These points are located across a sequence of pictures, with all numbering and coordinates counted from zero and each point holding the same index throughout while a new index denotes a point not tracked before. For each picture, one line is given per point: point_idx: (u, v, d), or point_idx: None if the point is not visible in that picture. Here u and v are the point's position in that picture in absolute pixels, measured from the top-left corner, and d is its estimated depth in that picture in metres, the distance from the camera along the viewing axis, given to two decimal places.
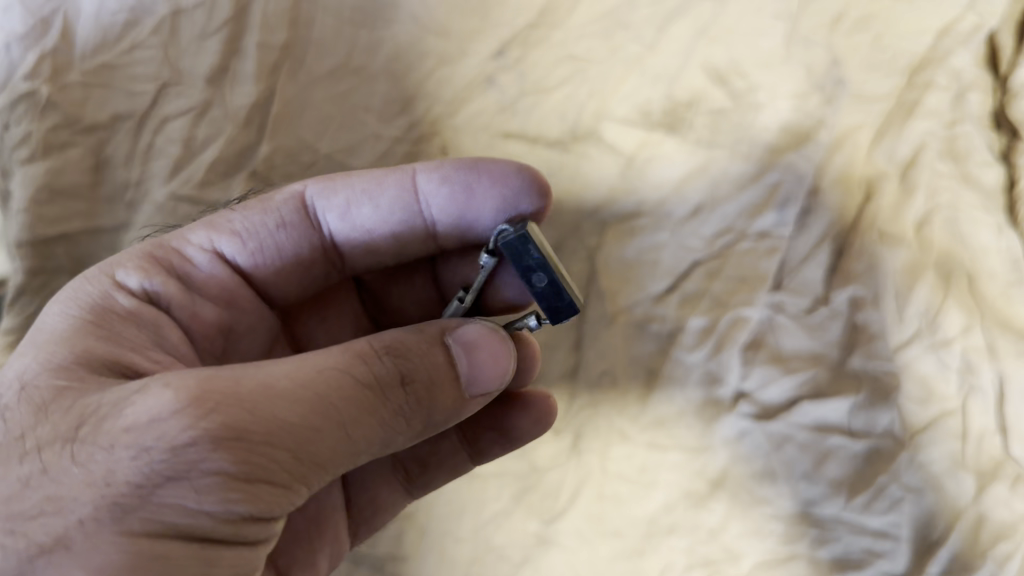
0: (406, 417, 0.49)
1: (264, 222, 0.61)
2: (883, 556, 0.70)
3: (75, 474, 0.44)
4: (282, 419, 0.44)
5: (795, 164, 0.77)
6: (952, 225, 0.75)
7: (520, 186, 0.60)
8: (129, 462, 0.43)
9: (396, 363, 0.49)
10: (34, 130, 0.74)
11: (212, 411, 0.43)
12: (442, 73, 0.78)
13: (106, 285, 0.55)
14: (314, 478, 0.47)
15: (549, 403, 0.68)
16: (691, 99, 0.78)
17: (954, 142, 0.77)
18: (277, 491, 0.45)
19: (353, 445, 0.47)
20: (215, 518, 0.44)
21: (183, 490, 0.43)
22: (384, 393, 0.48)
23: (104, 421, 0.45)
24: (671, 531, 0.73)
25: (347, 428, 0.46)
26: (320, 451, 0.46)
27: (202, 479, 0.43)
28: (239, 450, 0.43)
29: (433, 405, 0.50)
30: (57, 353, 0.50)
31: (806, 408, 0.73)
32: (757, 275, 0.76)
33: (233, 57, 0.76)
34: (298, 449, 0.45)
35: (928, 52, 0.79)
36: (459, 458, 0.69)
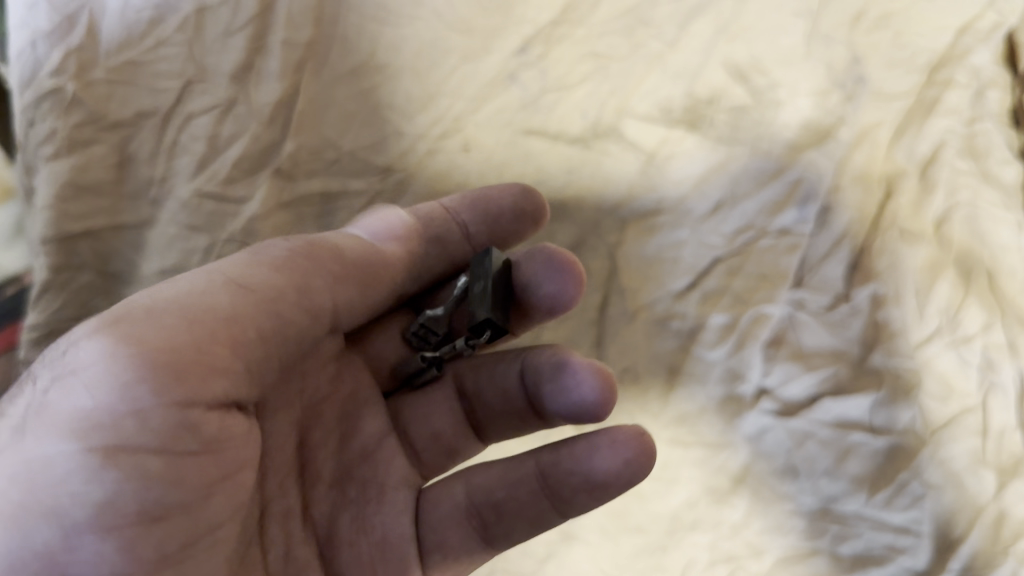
0: (257, 292, 0.54)
1: (325, 229, 0.64)
2: (905, 551, 0.69)
3: (5, 421, 0.48)
4: (137, 316, 0.49)
5: (816, 162, 0.77)
6: (971, 222, 0.75)
7: (522, 190, 0.69)
8: (42, 393, 0.48)
9: (224, 267, 0.55)
10: (59, 127, 0.74)
11: (78, 333, 0.50)
12: (465, 70, 0.79)
13: (176, 273, 0.57)
14: (217, 362, 0.50)
15: (639, 436, 0.56)
16: (711, 97, 0.79)
17: (973, 139, 0.78)
18: (179, 376, 0.47)
19: (219, 325, 0.51)
20: (113, 414, 0.46)
21: (75, 398, 0.46)
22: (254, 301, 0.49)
23: (39, 372, 0.50)
24: (693, 527, 0.73)
25: (197, 313, 0.51)
26: (197, 330, 0.50)
27: (78, 383, 0.47)
28: (118, 344, 0.48)
29: (287, 283, 0.56)
30: (57, 341, 0.52)
31: (828, 405, 0.72)
32: (778, 272, 0.76)
33: (258, 55, 0.77)
34: (177, 341, 0.48)
35: (947, 50, 0.80)
36: (540, 505, 0.59)
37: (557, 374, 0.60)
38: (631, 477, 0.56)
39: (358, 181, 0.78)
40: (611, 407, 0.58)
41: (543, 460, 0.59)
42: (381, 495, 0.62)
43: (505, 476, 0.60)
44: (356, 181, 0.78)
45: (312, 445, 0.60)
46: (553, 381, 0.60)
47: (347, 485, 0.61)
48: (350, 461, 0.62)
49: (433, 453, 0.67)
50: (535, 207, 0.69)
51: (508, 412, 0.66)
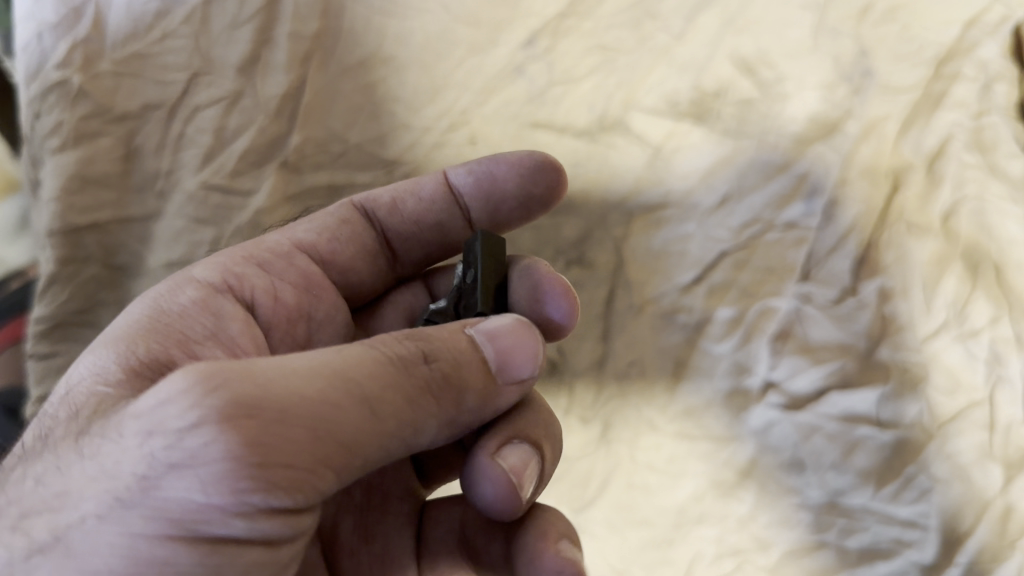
0: (436, 396, 0.45)
1: (329, 219, 0.65)
2: (912, 545, 0.69)
3: (88, 470, 0.42)
4: (299, 391, 0.41)
5: (823, 155, 0.77)
6: (978, 215, 0.75)
7: (535, 165, 0.64)
8: (134, 452, 0.41)
9: (415, 344, 0.45)
10: (65, 119, 0.74)
11: (218, 388, 0.40)
12: (472, 63, 0.79)
13: (178, 280, 0.57)
14: (339, 459, 0.42)
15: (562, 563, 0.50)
16: (718, 89, 0.79)
17: (981, 133, 0.77)
18: (305, 473, 0.41)
19: (380, 424, 0.43)
20: (223, 513, 0.40)
21: (189, 483, 0.40)
22: (411, 375, 0.44)
23: (121, 416, 0.43)
24: (699, 521, 0.73)
25: (371, 403, 0.42)
26: (343, 429, 0.42)
27: (205, 467, 0.39)
28: (250, 433, 0.39)
29: (461, 386, 0.46)
30: (106, 356, 0.50)
31: (834, 398, 0.72)
32: (784, 266, 0.76)
33: (264, 47, 0.77)
34: (317, 428, 0.41)
35: (954, 44, 0.79)
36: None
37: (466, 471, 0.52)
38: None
39: (365, 174, 0.78)
40: (516, 509, 0.51)
41: (510, 536, 0.54)
42: (386, 505, 0.60)
43: (489, 527, 0.57)
44: (362, 174, 0.78)
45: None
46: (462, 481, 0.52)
47: (353, 486, 0.60)
48: None
49: (434, 466, 0.64)
50: (547, 188, 0.65)
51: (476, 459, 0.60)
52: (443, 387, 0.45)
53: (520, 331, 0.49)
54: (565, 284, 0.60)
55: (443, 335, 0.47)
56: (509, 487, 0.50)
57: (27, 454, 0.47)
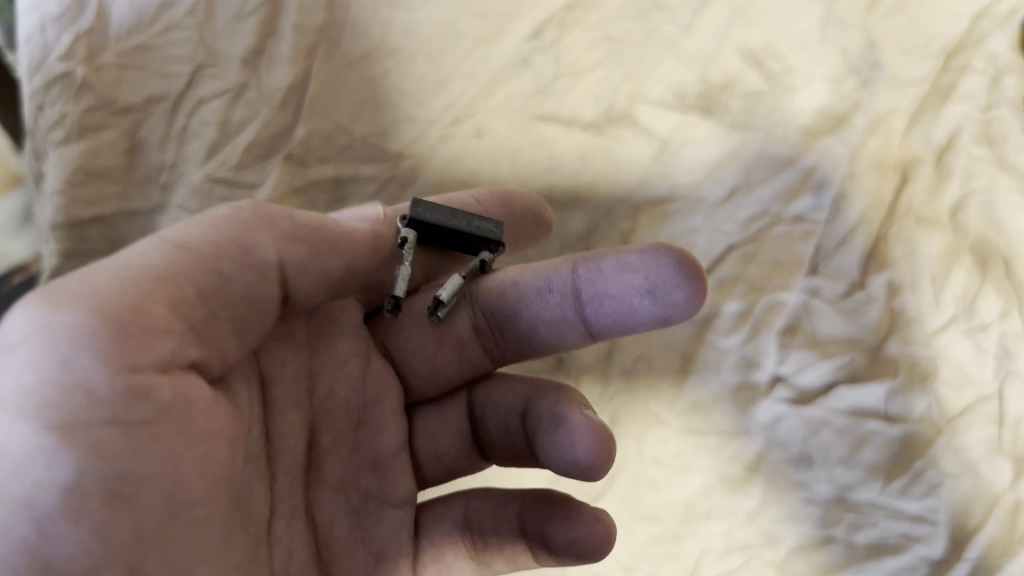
0: (256, 223, 0.50)
1: None
2: (920, 540, 0.68)
3: None
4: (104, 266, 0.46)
5: (831, 148, 0.76)
6: (987, 209, 0.74)
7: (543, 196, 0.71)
8: None
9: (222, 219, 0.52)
10: (69, 111, 0.73)
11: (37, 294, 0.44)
12: (478, 54, 0.79)
13: None
14: (165, 295, 0.45)
15: (606, 528, 0.51)
16: (725, 82, 0.78)
17: (989, 126, 0.76)
18: (133, 313, 0.43)
19: (199, 258, 0.47)
20: (61, 376, 0.41)
21: (17, 361, 0.41)
22: (212, 217, 0.50)
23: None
24: (707, 516, 0.72)
25: (188, 246, 0.47)
26: (160, 268, 0.46)
27: (33, 340, 0.41)
28: (58, 294, 0.43)
29: (283, 215, 0.51)
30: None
31: (843, 393, 0.71)
32: (792, 259, 0.75)
33: (270, 39, 0.76)
34: (129, 274, 0.45)
35: (962, 36, 0.79)
36: (518, 549, 0.54)
37: (554, 426, 0.51)
38: (581, 553, 0.51)
39: (370, 166, 0.77)
40: (607, 468, 0.50)
41: (528, 504, 0.53)
42: (381, 510, 0.56)
43: (498, 510, 0.54)
44: (367, 167, 0.77)
45: (322, 448, 0.56)
46: (548, 434, 0.51)
47: (351, 491, 0.56)
48: (360, 466, 0.56)
49: (434, 471, 0.61)
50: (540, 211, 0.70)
51: (509, 450, 0.59)
52: (257, 216, 0.50)
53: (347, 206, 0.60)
54: (687, 256, 0.55)
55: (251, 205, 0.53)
56: (608, 439, 0.50)
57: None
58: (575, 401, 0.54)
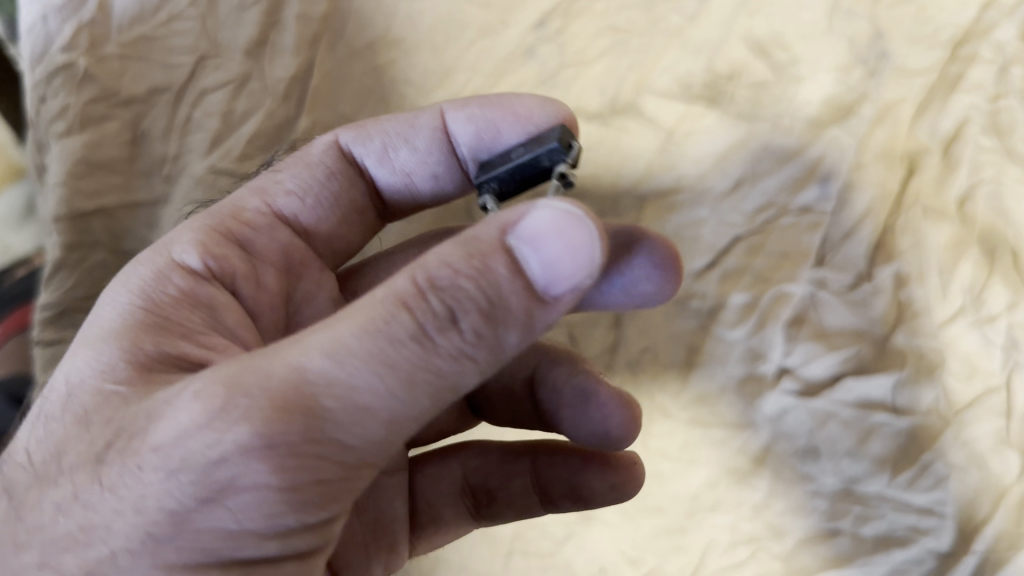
0: (471, 354, 0.41)
1: (313, 176, 0.61)
2: (928, 533, 0.68)
3: (117, 501, 0.41)
4: (320, 413, 0.39)
5: (838, 139, 0.75)
6: (995, 200, 0.73)
7: (542, 122, 0.58)
8: (161, 486, 0.40)
9: (443, 296, 0.40)
10: (71, 103, 0.75)
11: (241, 418, 0.39)
12: (483, 44, 0.79)
13: (163, 265, 0.53)
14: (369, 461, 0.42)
15: (634, 467, 0.62)
16: (731, 72, 0.77)
17: (997, 116, 0.75)
18: (327, 487, 0.41)
19: (407, 408, 0.40)
20: (258, 535, 0.41)
21: (222, 513, 0.40)
22: (437, 341, 0.40)
23: (142, 443, 0.41)
24: (713, 508, 0.72)
25: (400, 394, 0.40)
26: (372, 432, 0.40)
27: (238, 499, 0.40)
28: (272, 460, 0.39)
29: (507, 336, 0.41)
30: (99, 346, 0.47)
31: (849, 384, 0.71)
32: (799, 250, 0.74)
33: (273, 30, 0.77)
34: (345, 443, 0.40)
35: (971, 25, 0.77)
36: (530, 502, 0.64)
37: (580, 403, 0.60)
38: (616, 495, 0.62)
39: None
40: (635, 432, 0.60)
41: (541, 464, 0.64)
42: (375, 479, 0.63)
43: (504, 465, 0.65)
44: None
45: None
46: (575, 409, 0.60)
47: None
48: None
49: (425, 434, 0.68)
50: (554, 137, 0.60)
51: (516, 414, 0.65)
52: (487, 338, 0.41)
53: (567, 223, 0.39)
54: (674, 255, 0.57)
55: (483, 278, 0.40)
56: (633, 413, 0.60)
57: (37, 474, 0.44)
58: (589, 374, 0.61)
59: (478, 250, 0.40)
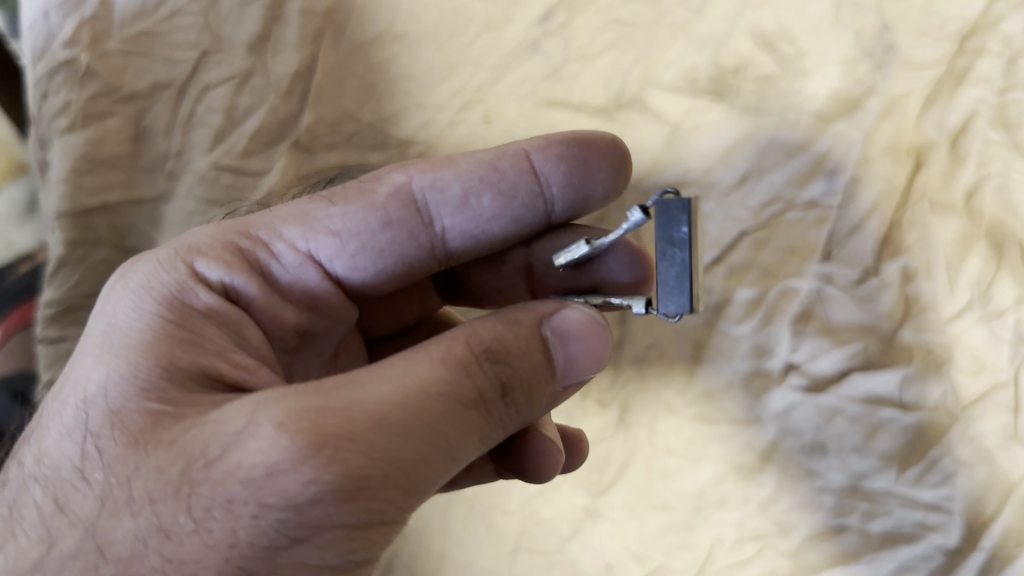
0: (504, 426, 0.45)
1: (367, 219, 0.55)
2: (935, 529, 0.68)
3: (207, 535, 0.40)
4: (397, 457, 0.40)
5: (844, 133, 0.74)
6: (1003, 194, 0.71)
7: (623, 161, 0.59)
8: (251, 521, 0.39)
9: (499, 370, 0.44)
10: (74, 99, 0.74)
11: (333, 459, 0.39)
12: (487, 39, 0.78)
13: (185, 278, 0.49)
14: (417, 506, 0.42)
15: (580, 445, 0.67)
16: (738, 65, 0.76)
17: (1005, 110, 0.73)
18: (386, 529, 0.41)
19: (453, 466, 0.43)
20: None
21: (307, 550, 0.39)
22: (489, 409, 0.43)
23: (225, 472, 0.40)
24: (720, 504, 0.72)
25: (454, 451, 0.42)
26: (429, 480, 0.42)
27: (322, 535, 0.39)
28: (356, 503, 0.39)
29: (530, 413, 0.46)
30: (141, 363, 0.45)
31: (856, 380, 0.71)
32: (805, 245, 0.74)
33: (275, 24, 0.76)
34: (410, 487, 0.41)
35: (978, 17, 0.75)
36: (485, 469, 0.64)
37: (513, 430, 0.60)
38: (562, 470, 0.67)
39: (377, 154, 0.77)
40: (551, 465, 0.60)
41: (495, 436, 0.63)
42: None
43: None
44: (374, 154, 0.77)
45: None
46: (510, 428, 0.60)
47: None
48: None
49: None
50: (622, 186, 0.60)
51: None
52: (519, 412, 0.45)
53: (592, 328, 0.47)
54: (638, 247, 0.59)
55: (527, 359, 0.45)
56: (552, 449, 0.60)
57: (104, 502, 0.42)
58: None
59: (522, 333, 0.45)
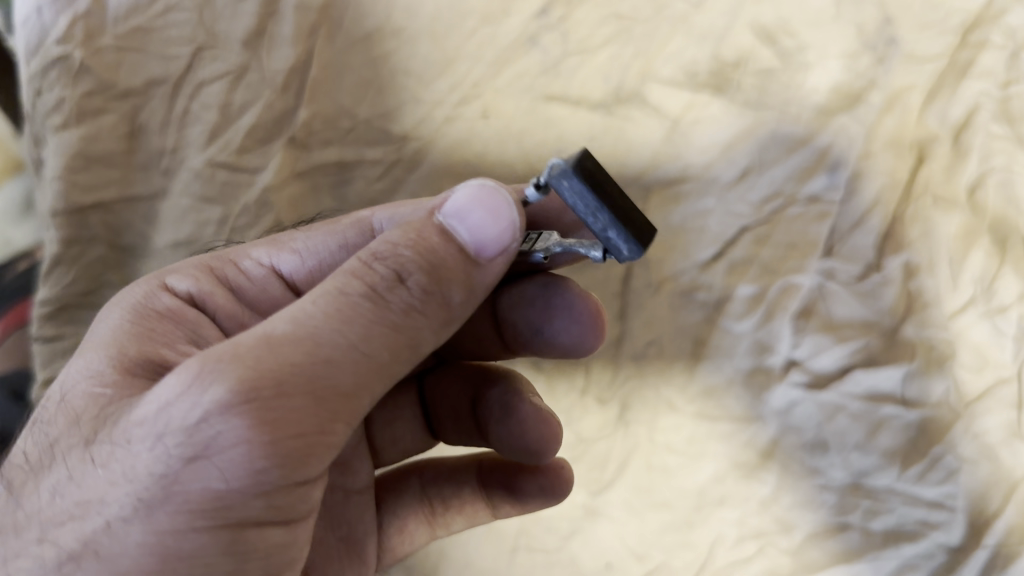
0: (419, 312, 0.42)
1: (326, 242, 0.56)
2: (938, 527, 0.67)
3: (107, 476, 0.39)
4: (289, 360, 0.38)
5: (846, 127, 0.74)
6: (1006, 188, 0.72)
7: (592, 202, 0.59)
8: (147, 454, 0.39)
9: (388, 263, 0.42)
10: (68, 96, 0.73)
11: (218, 375, 0.38)
12: (485, 33, 0.77)
13: (153, 286, 0.52)
14: (342, 411, 0.40)
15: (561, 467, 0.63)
16: (738, 60, 0.76)
17: (1008, 103, 0.73)
18: (306, 435, 0.39)
19: (367, 362, 0.41)
20: (244, 496, 0.38)
21: (209, 469, 0.38)
22: (387, 299, 0.41)
23: (126, 421, 0.40)
24: (721, 503, 0.71)
25: (359, 345, 0.40)
26: (338, 379, 0.40)
27: (224, 452, 0.37)
28: (253, 408, 0.37)
29: (446, 298, 0.43)
30: (92, 354, 0.46)
31: (858, 376, 0.70)
32: (807, 241, 0.73)
33: (270, 20, 0.75)
34: (314, 387, 0.39)
35: (982, 10, 0.75)
36: (476, 505, 0.66)
37: (506, 416, 0.61)
38: (549, 497, 0.64)
39: (375, 149, 0.77)
40: (550, 451, 0.60)
41: (485, 471, 0.66)
42: (346, 499, 0.61)
43: (453, 476, 0.66)
44: (371, 150, 0.77)
45: None
46: (500, 422, 0.61)
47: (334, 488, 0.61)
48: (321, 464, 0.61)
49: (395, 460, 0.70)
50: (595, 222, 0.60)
51: (460, 432, 0.66)
52: (431, 298, 0.43)
53: (485, 194, 0.44)
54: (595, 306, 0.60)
55: (421, 246, 0.43)
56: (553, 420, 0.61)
57: (33, 469, 0.43)
58: (520, 388, 0.62)
59: (410, 230, 0.44)
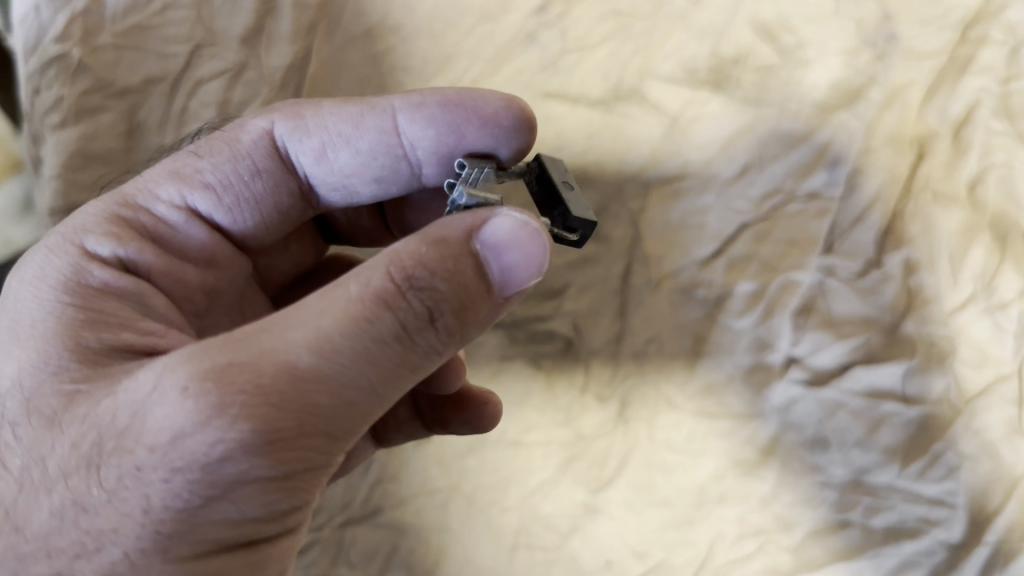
0: (439, 351, 0.42)
1: (236, 171, 0.55)
2: (939, 524, 0.67)
3: (120, 503, 0.40)
4: (312, 405, 0.39)
5: (846, 123, 0.74)
6: (1006, 184, 0.71)
7: (514, 128, 0.54)
8: (163, 486, 0.39)
9: (423, 298, 0.40)
10: (66, 95, 0.73)
11: (239, 417, 0.38)
12: (484, 29, 0.77)
13: (76, 257, 0.49)
14: (351, 442, 0.42)
15: (491, 404, 0.65)
16: (737, 56, 0.75)
17: (1008, 99, 0.73)
18: (317, 468, 0.40)
19: (383, 401, 0.41)
20: (257, 522, 0.40)
21: (226, 506, 0.39)
22: (414, 339, 0.41)
23: (134, 441, 0.39)
24: (721, 500, 0.71)
25: (378, 388, 0.41)
26: (354, 419, 0.40)
27: (240, 490, 0.39)
28: (273, 454, 0.38)
29: (466, 332, 0.43)
30: (50, 350, 0.44)
31: (859, 373, 0.70)
32: (807, 238, 0.73)
33: (268, 17, 0.76)
34: (330, 429, 0.40)
35: (981, 6, 0.75)
36: (415, 427, 0.66)
37: None
38: (475, 427, 0.66)
39: None
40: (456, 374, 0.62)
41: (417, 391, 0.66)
42: None
43: None
44: None
45: None
46: None
47: None
48: None
49: None
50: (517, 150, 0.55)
51: None
52: (453, 335, 0.42)
53: (524, 236, 0.42)
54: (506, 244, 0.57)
55: (455, 279, 0.41)
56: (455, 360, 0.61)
57: (21, 485, 0.42)
58: None
59: (449, 252, 0.41)
